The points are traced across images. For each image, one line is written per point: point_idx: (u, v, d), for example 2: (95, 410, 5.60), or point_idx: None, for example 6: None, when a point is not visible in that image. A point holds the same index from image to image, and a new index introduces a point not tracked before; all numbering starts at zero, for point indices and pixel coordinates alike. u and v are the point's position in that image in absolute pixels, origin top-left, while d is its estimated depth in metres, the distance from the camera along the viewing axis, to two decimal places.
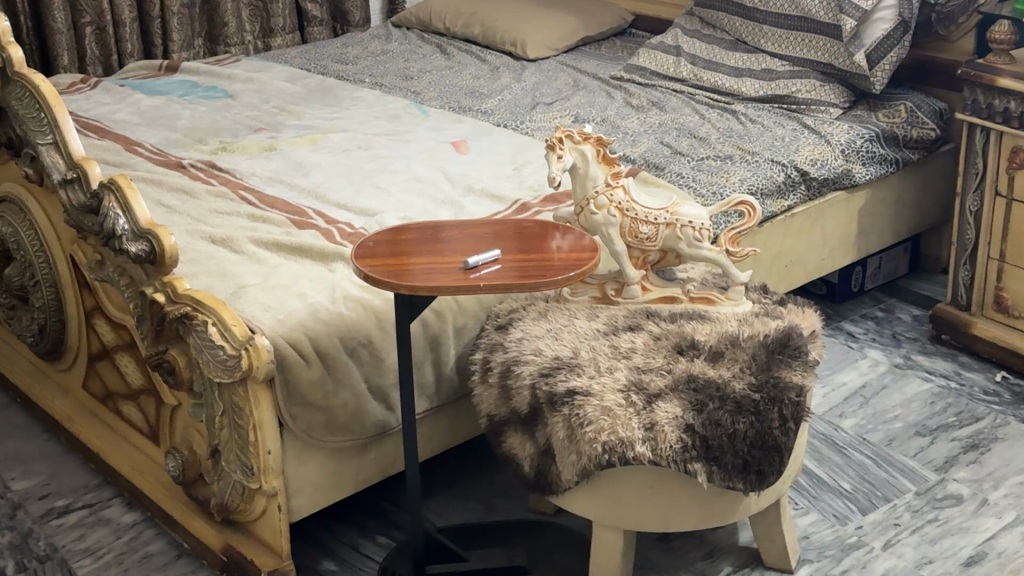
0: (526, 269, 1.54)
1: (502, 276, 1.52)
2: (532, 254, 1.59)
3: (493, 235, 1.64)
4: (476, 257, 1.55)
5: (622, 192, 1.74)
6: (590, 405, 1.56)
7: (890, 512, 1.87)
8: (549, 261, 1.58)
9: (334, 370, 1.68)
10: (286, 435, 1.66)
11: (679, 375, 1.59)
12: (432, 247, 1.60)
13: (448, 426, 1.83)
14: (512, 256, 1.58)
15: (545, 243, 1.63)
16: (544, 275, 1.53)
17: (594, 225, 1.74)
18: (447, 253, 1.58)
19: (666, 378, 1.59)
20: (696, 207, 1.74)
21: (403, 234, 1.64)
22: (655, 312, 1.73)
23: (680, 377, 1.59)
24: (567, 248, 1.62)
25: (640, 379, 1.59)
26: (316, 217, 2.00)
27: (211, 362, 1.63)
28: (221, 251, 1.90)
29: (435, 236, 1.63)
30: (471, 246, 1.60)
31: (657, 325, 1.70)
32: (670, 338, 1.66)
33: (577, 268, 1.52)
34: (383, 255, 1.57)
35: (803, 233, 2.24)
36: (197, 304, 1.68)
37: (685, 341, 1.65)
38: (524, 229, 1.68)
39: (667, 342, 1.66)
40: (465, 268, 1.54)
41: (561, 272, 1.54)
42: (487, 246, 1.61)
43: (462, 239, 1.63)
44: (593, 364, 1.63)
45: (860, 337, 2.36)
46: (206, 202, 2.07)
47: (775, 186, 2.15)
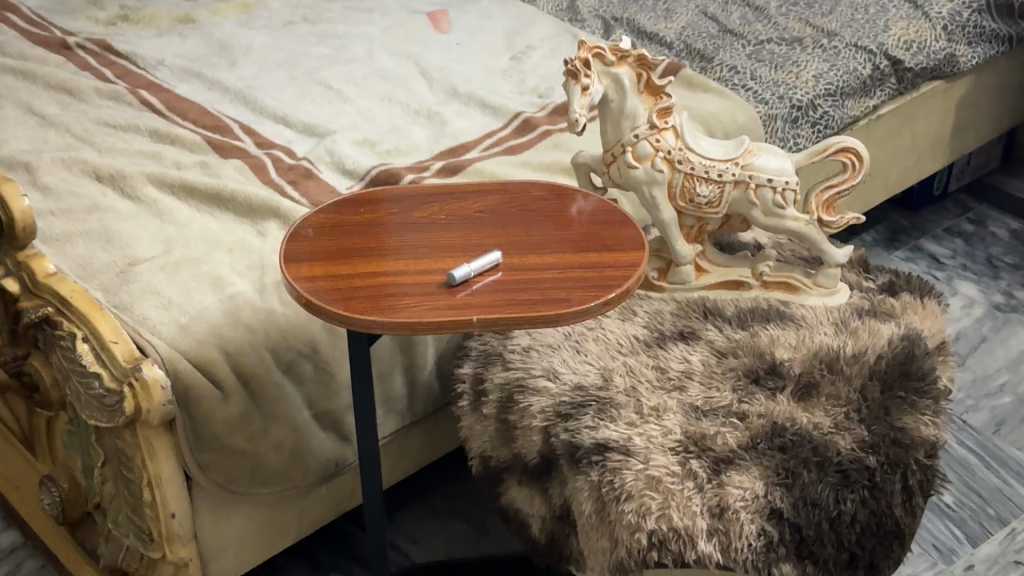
0: (544, 283, 1.03)
1: (508, 302, 1.01)
2: (549, 244, 1.08)
3: (495, 212, 1.12)
4: (467, 265, 1.03)
5: (673, 135, 1.22)
6: (631, 470, 1.08)
7: (1009, 544, 1.42)
8: (578, 260, 1.06)
9: (264, 392, 1.19)
10: (196, 490, 1.18)
11: (760, 427, 1.10)
12: (402, 241, 1.08)
13: (425, 442, 1.35)
14: (524, 254, 1.07)
15: (567, 222, 1.11)
16: (571, 293, 1.02)
17: (631, 183, 1.22)
18: (424, 253, 1.06)
19: (739, 431, 1.10)
20: (777, 156, 1.22)
21: (365, 211, 1.12)
22: (716, 310, 1.23)
23: (761, 429, 1.10)
24: (597, 227, 1.10)
25: (699, 430, 1.10)
26: (243, 138, 1.47)
27: (83, 397, 1.14)
28: (109, 196, 1.37)
29: (408, 216, 1.11)
30: (461, 237, 1.09)
31: (719, 332, 1.20)
32: (742, 356, 1.17)
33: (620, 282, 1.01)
34: (326, 256, 1.06)
35: (888, 138, 1.72)
36: (64, 304, 1.16)
37: (763, 364, 1.16)
38: (535, 195, 1.16)
39: (736, 364, 1.16)
40: (448, 286, 1.02)
41: (596, 281, 1.03)
42: (483, 233, 1.09)
43: (450, 222, 1.11)
44: (633, 402, 1.13)
45: (946, 263, 1.86)
46: (95, 110, 1.53)
47: (859, 83, 1.62)
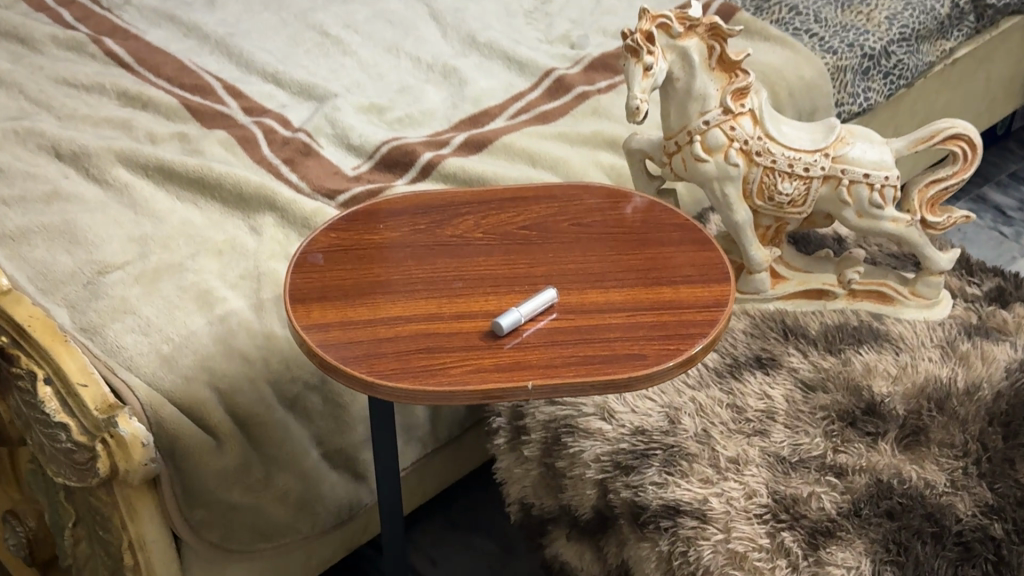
0: (611, 332, 0.83)
1: (569, 360, 0.81)
2: (613, 275, 0.88)
3: (543, 229, 0.92)
4: (516, 309, 0.84)
5: (749, 120, 1.01)
6: (709, 542, 0.88)
7: None
8: (650, 298, 0.86)
9: (264, 434, 0.99)
10: (186, 552, 1.00)
11: (862, 487, 0.91)
12: (432, 272, 0.88)
13: (450, 464, 1.17)
14: (584, 289, 0.87)
15: (630, 240, 0.91)
16: (646, 345, 0.82)
17: (698, 177, 1.02)
18: (462, 289, 0.87)
19: (838, 491, 0.91)
20: (874, 145, 1.02)
21: (385, 228, 0.92)
22: (798, 328, 1.04)
23: (863, 489, 0.91)
24: (667, 246, 0.91)
25: (785, 489, 0.91)
26: (228, 102, 1.26)
27: (48, 449, 0.94)
28: (71, 179, 1.16)
29: (438, 236, 0.91)
30: (504, 266, 0.89)
31: (804, 358, 1.02)
32: (834, 391, 0.99)
33: (708, 332, 0.82)
34: (342, 295, 0.86)
35: (963, 83, 1.51)
36: (20, 332, 0.95)
37: (860, 401, 0.98)
38: (589, 202, 0.95)
39: (826, 402, 0.98)
40: (493, 337, 0.83)
41: (675, 328, 0.84)
42: (531, 259, 0.89)
43: (488, 244, 0.91)
44: (708, 453, 0.95)
45: (1014, 216, 1.67)
46: (53, 65, 1.30)
47: (937, 24, 1.41)
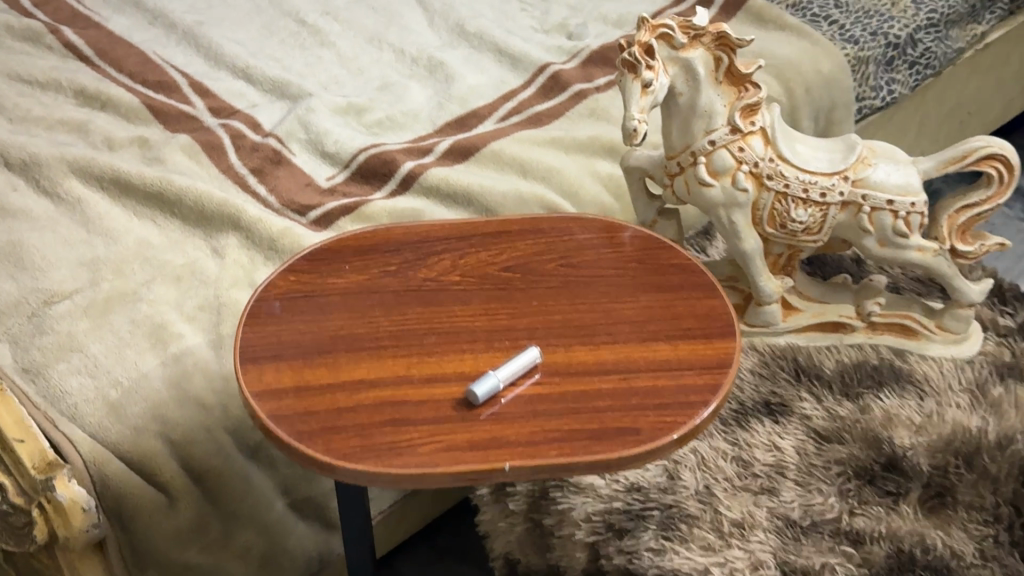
0: (600, 399, 0.74)
1: (551, 434, 0.72)
2: (604, 329, 0.78)
3: (528, 271, 0.82)
4: (494, 373, 0.74)
5: (760, 139, 0.91)
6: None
7: None
8: (645, 357, 0.76)
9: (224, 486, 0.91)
10: None
11: (880, 559, 0.81)
12: (402, 324, 0.79)
13: (432, 501, 1.08)
14: (570, 345, 0.77)
15: (625, 284, 0.81)
16: (639, 416, 0.73)
17: (703, 202, 0.92)
18: (434, 347, 0.77)
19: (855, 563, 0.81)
20: (900, 167, 0.91)
21: (352, 271, 0.82)
22: (812, 369, 0.94)
23: (882, 561, 0.81)
24: (666, 293, 0.81)
25: (794, 560, 0.81)
26: (194, 101, 1.16)
27: None
28: (19, 190, 1.06)
29: (410, 280, 0.82)
30: (483, 317, 0.79)
31: (818, 403, 0.92)
32: (852, 442, 0.89)
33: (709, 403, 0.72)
34: (299, 354, 0.77)
35: (994, 69, 1.40)
36: None
37: (879, 455, 0.88)
38: (581, 238, 0.85)
39: (843, 455, 0.88)
40: (467, 405, 0.73)
41: (672, 395, 0.74)
42: (513, 309, 0.80)
43: (466, 290, 0.81)
44: (710, 514, 0.85)
45: None
46: (6, 58, 1.20)
47: (969, 7, 1.29)
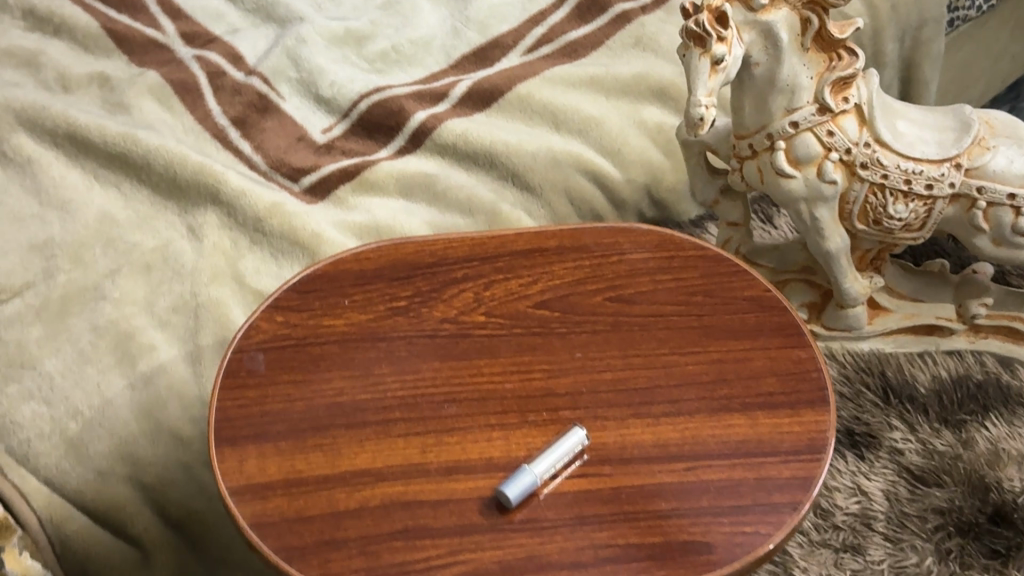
0: (662, 500, 0.59)
1: (602, 553, 0.57)
2: (664, 395, 0.63)
3: (569, 308, 0.67)
4: (530, 468, 0.60)
5: (852, 119, 0.73)
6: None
7: None
8: (716, 437, 0.62)
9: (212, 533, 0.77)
10: None
11: None
12: (415, 386, 0.64)
13: None
14: (623, 419, 0.62)
15: (689, 327, 0.66)
16: (712, 525, 0.58)
17: (779, 195, 0.75)
18: (455, 420, 0.62)
19: None
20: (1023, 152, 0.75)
21: (352, 307, 0.67)
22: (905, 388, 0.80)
23: None
24: (740, 341, 0.65)
25: None
26: (165, 27, 0.98)
27: None
28: None
29: (424, 321, 0.66)
30: (515, 376, 0.64)
31: (913, 433, 0.78)
32: (953, 487, 0.76)
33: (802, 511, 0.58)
34: (288, 433, 0.62)
35: None
36: None
37: (984, 505, 0.75)
38: (632, 259, 0.70)
39: (941, 503, 0.75)
40: (495, 510, 0.59)
41: (752, 494, 0.60)
42: (552, 364, 0.64)
43: (493, 337, 0.65)
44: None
45: None
46: None
47: None
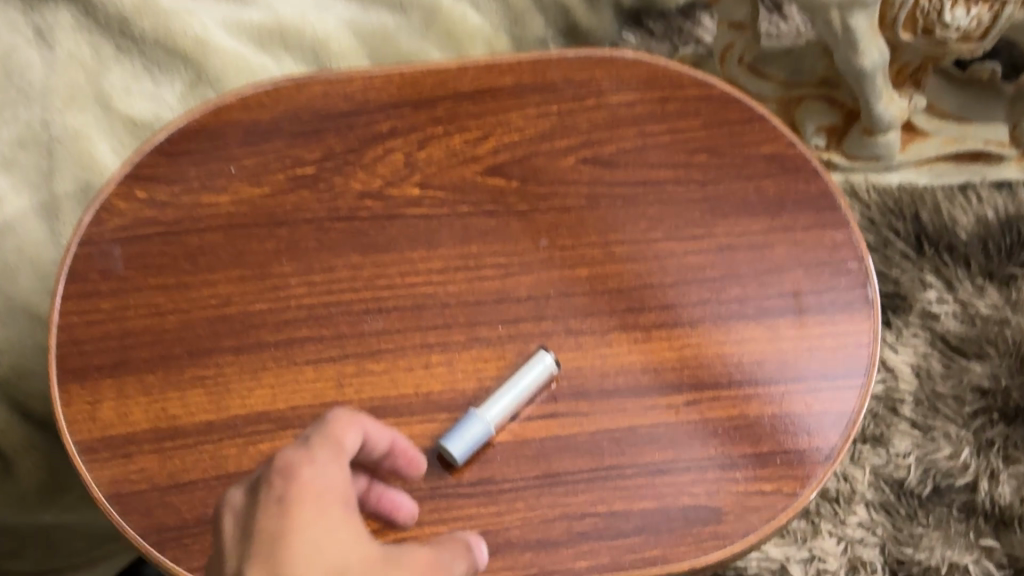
0: (656, 450, 0.45)
1: (578, 527, 0.44)
2: (657, 298, 0.48)
3: (531, 177, 0.51)
4: (481, 411, 0.45)
5: None
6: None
7: None
8: (726, 358, 0.47)
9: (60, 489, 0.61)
10: None
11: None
12: (327, 291, 0.48)
13: None
14: (605, 333, 0.48)
15: (690, 202, 0.51)
16: (721, 482, 0.45)
17: None
18: (381, 339, 0.47)
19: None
20: None
21: (240, 177, 0.50)
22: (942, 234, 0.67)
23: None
24: (754, 220, 0.50)
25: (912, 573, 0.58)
26: None
27: None
28: None
29: (337, 198, 0.49)
30: (461, 275, 0.48)
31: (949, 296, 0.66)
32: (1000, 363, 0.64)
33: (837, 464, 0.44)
34: (156, 361, 0.46)
35: None
36: None
37: None
38: (614, 101, 0.53)
39: (984, 383, 0.63)
40: (437, 464, 0.45)
41: (773, 436, 0.46)
42: (509, 258, 0.49)
43: (433, 219, 0.49)
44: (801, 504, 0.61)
45: None
46: None
47: None
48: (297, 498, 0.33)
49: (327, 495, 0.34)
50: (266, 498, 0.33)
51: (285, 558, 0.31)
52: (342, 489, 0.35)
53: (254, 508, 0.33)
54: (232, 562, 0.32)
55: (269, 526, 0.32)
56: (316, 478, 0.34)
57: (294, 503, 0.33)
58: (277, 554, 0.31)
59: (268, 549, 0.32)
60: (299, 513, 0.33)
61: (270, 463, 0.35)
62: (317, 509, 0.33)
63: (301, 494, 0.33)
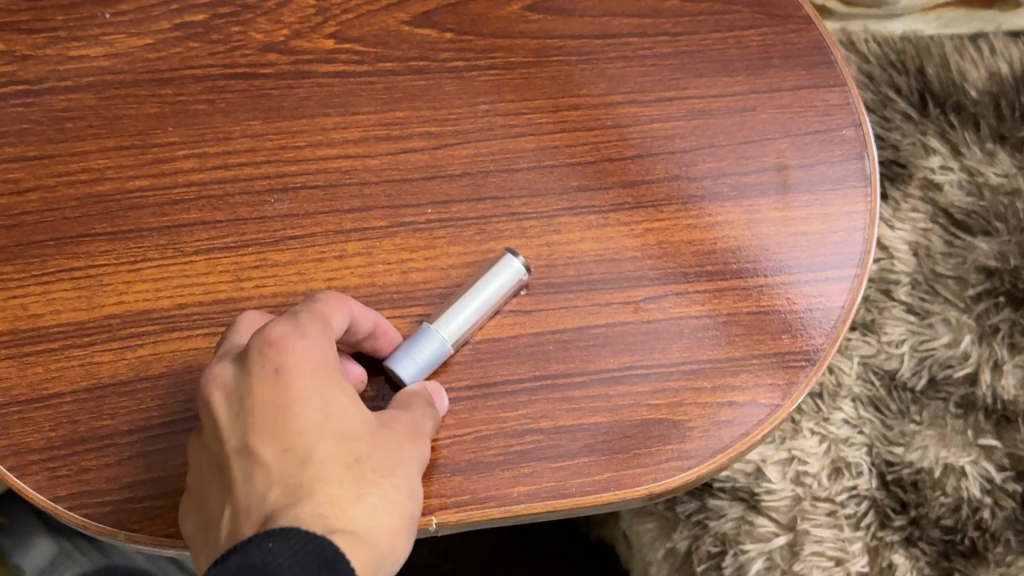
0: (613, 356, 0.38)
1: (517, 445, 0.37)
2: (617, 174, 0.41)
3: (468, 27, 0.43)
4: (439, 329, 0.37)
5: None
6: (757, 547, 0.50)
7: None
8: (696, 245, 0.40)
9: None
10: None
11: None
12: (222, 164, 0.40)
13: None
14: (554, 218, 0.40)
15: (658, 58, 0.43)
16: (685, 392, 0.38)
17: None
18: (286, 223, 0.39)
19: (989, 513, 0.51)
20: None
21: (118, 27, 0.42)
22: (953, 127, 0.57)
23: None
24: (733, 80, 0.42)
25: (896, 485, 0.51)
26: None
27: None
28: None
29: (235, 51, 0.42)
30: (383, 145, 0.41)
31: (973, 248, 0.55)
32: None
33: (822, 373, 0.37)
34: (15, 250, 0.39)
35: None
36: None
37: None
38: None
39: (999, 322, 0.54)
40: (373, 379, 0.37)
41: (750, 338, 0.39)
42: (441, 125, 0.41)
43: (351, 78, 0.41)
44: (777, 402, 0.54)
45: None
46: None
47: None
48: (296, 368, 0.29)
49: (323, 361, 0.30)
50: (257, 369, 0.29)
51: (299, 441, 0.28)
52: (333, 352, 0.31)
53: (245, 380, 0.29)
54: (235, 439, 0.29)
55: (271, 401, 0.29)
56: (309, 341, 0.30)
57: (295, 372, 0.29)
58: (286, 429, 0.28)
59: (272, 426, 0.28)
60: (300, 385, 0.29)
61: (255, 328, 0.30)
62: (321, 383, 0.29)
63: (300, 358, 0.29)
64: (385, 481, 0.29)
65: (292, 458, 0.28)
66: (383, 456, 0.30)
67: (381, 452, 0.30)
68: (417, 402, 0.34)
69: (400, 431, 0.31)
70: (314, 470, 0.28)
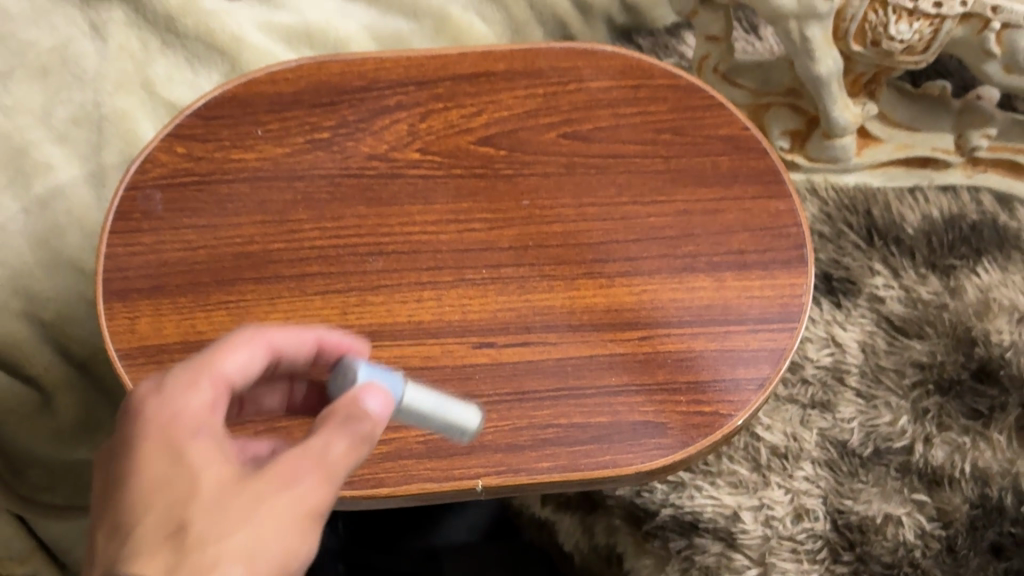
0: (615, 375, 0.53)
1: (543, 434, 0.51)
2: (621, 253, 0.56)
3: (516, 146, 0.59)
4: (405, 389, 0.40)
5: None
6: None
7: None
8: (679, 301, 0.55)
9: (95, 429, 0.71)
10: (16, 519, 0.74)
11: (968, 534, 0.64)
12: (335, 236, 0.56)
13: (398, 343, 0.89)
14: (574, 280, 0.55)
15: (655, 173, 0.59)
16: (666, 404, 0.52)
17: (766, 11, 0.65)
18: (380, 276, 0.55)
19: (919, 549, 0.64)
20: None
21: (264, 138, 0.58)
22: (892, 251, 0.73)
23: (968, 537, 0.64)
24: (708, 191, 0.58)
25: (844, 528, 0.64)
26: None
27: None
28: None
29: (348, 158, 0.58)
30: (453, 227, 0.56)
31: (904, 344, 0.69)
32: (951, 399, 0.68)
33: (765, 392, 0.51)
34: (187, 288, 0.54)
35: None
36: None
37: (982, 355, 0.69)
38: (594, 86, 0.61)
39: (930, 405, 0.68)
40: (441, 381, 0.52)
41: (715, 368, 0.53)
42: (494, 215, 0.57)
43: (429, 180, 0.57)
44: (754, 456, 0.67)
45: None
46: None
47: None
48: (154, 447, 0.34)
49: (190, 429, 0.35)
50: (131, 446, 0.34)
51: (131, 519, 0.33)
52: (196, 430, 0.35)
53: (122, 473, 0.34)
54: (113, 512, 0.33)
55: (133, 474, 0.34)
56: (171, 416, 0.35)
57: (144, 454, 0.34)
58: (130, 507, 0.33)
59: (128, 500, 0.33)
60: (146, 469, 0.34)
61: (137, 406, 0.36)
62: (166, 460, 0.34)
63: (179, 430, 0.35)
64: (228, 527, 0.32)
65: (126, 532, 0.32)
66: (237, 505, 0.33)
67: (273, 500, 0.33)
68: (348, 422, 0.36)
69: (275, 467, 0.34)
70: (154, 536, 0.32)
